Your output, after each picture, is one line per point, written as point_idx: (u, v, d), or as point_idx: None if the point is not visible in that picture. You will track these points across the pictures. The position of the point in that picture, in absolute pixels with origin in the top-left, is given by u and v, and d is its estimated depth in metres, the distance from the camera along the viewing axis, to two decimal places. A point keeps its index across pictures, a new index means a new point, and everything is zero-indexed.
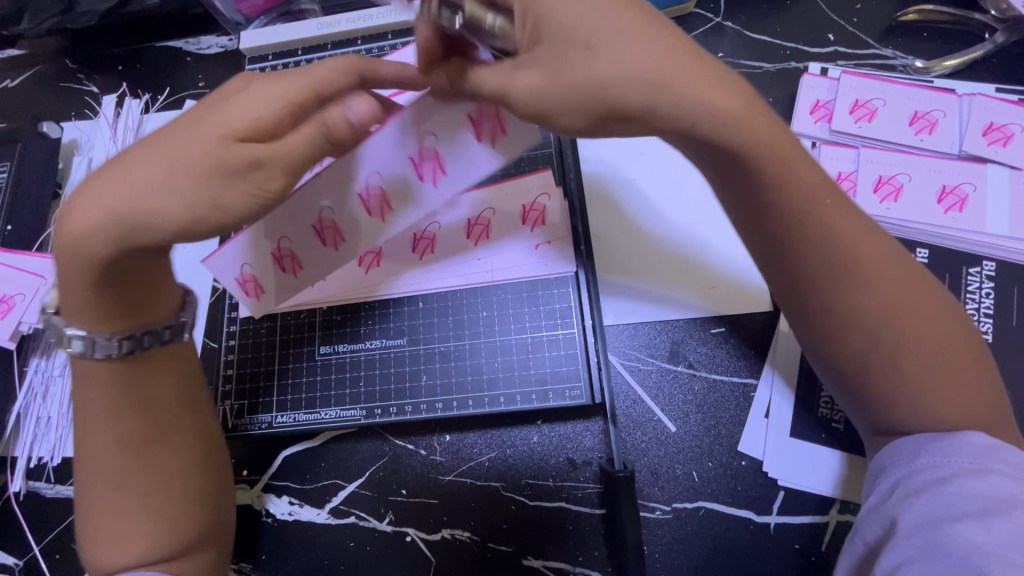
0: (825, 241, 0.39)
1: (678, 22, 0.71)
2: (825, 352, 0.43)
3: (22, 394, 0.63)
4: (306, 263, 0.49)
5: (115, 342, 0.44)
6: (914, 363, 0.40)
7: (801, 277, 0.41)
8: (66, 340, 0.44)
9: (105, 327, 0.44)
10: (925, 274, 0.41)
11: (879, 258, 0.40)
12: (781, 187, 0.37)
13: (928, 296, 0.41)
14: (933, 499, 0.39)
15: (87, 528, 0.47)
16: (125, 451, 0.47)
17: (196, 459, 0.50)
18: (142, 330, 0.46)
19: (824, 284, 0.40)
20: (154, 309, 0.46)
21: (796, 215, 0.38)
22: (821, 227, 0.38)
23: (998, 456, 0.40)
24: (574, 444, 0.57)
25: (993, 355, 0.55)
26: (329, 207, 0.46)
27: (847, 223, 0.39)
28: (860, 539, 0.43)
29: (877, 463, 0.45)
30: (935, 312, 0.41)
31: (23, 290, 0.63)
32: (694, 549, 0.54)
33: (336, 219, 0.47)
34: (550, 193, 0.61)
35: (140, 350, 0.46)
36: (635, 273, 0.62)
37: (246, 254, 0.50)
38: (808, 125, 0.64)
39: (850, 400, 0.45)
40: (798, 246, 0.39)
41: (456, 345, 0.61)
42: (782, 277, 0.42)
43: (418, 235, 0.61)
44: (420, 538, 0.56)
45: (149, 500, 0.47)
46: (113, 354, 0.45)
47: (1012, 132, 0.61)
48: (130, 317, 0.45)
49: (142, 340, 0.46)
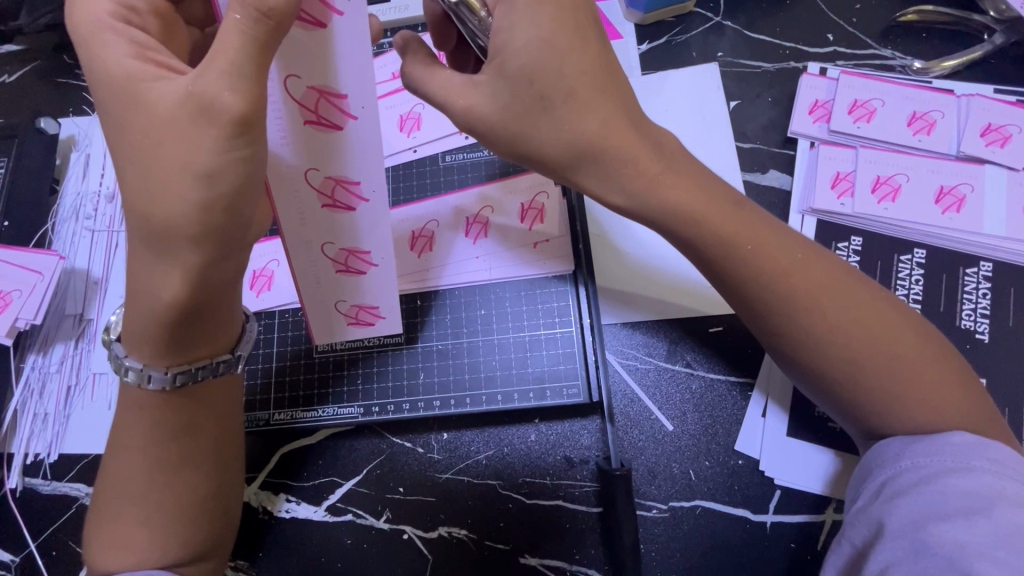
0: (768, 273, 0.44)
1: (678, 21, 0.71)
2: (812, 364, 0.44)
3: (19, 390, 0.63)
4: (345, 242, 0.49)
5: (170, 376, 0.45)
6: (878, 365, 0.43)
7: (762, 300, 0.44)
8: (123, 369, 0.45)
9: (161, 361, 0.45)
10: (867, 281, 0.46)
11: (821, 279, 0.44)
12: (707, 231, 0.44)
13: (877, 302, 0.44)
14: (917, 499, 0.40)
15: (99, 527, 0.47)
16: (153, 469, 0.47)
17: (218, 481, 0.50)
18: (199, 364, 0.46)
19: (773, 302, 0.44)
20: (214, 342, 0.47)
21: (729, 240, 0.44)
22: (758, 259, 0.44)
23: (979, 453, 0.40)
24: (571, 442, 0.57)
25: (986, 355, 0.56)
26: (318, 171, 0.44)
27: (782, 254, 0.44)
28: (847, 541, 0.43)
29: (865, 465, 0.45)
30: (889, 318, 0.44)
31: (19, 286, 0.63)
32: (691, 547, 0.53)
33: (339, 174, 0.44)
34: (548, 191, 0.64)
35: (193, 383, 0.46)
36: (629, 277, 0.62)
37: (323, 319, 0.55)
38: (807, 125, 0.64)
39: (840, 407, 0.45)
40: (750, 280, 0.44)
41: (454, 344, 0.61)
42: (749, 305, 0.45)
43: (417, 234, 0.64)
44: (417, 536, 0.56)
45: (163, 513, 0.47)
46: (168, 386, 0.45)
47: (1010, 133, 0.61)
48: (186, 351, 0.45)
49: (196, 374, 0.46)
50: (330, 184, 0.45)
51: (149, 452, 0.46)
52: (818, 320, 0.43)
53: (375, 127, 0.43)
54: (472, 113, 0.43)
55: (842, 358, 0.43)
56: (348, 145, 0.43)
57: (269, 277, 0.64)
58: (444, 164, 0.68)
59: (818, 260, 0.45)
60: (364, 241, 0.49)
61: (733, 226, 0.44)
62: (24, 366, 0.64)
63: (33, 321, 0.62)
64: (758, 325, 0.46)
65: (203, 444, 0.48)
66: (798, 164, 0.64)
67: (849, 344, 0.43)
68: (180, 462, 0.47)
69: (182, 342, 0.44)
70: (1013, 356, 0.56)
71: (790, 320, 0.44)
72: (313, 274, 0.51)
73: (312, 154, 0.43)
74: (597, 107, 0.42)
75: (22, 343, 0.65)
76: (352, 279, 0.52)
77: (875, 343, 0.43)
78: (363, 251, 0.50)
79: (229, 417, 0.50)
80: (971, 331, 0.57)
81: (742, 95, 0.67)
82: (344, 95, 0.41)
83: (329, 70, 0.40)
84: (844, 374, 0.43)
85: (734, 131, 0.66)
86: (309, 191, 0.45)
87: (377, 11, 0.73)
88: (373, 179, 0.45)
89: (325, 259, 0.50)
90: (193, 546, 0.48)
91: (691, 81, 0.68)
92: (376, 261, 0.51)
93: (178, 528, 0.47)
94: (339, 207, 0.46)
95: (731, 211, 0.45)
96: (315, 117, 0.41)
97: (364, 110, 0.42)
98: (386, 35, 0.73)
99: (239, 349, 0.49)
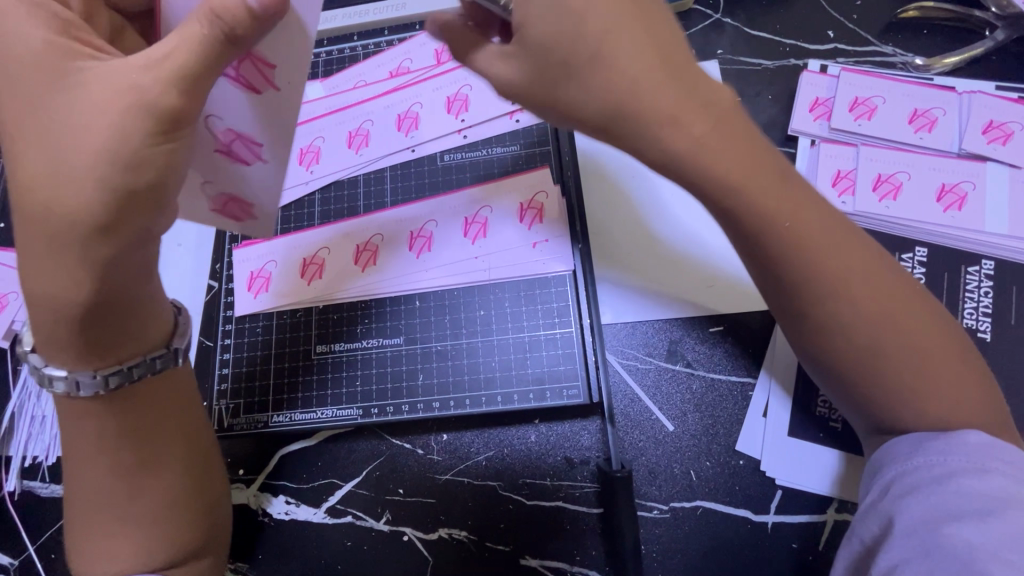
0: (804, 264, 0.42)
1: (677, 18, 0.70)
2: (830, 360, 0.44)
3: (16, 394, 0.63)
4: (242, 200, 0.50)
5: (101, 379, 0.44)
6: (897, 362, 0.42)
7: (798, 294, 0.43)
8: (49, 380, 0.44)
9: (88, 365, 0.44)
10: (905, 277, 0.44)
11: (856, 270, 0.42)
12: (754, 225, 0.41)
13: (906, 297, 0.43)
14: (929, 498, 0.39)
15: (82, 539, 0.47)
16: (119, 476, 0.46)
17: (193, 480, 0.50)
18: (131, 362, 0.45)
19: (809, 294, 0.42)
20: (143, 337, 0.46)
21: (767, 228, 0.41)
22: (800, 250, 0.42)
23: (994, 455, 0.40)
24: (572, 443, 0.57)
25: (988, 355, 0.55)
26: (225, 119, 0.44)
27: (822, 241, 0.42)
28: (856, 536, 0.43)
29: (876, 460, 0.45)
30: (918, 320, 0.43)
31: (14, 289, 0.65)
32: (691, 548, 0.53)
33: (241, 131, 0.45)
34: (547, 191, 0.63)
35: (129, 383, 0.45)
36: (636, 271, 0.62)
37: (326, 261, 0.64)
38: (808, 123, 0.64)
39: (851, 403, 0.45)
40: (790, 269, 0.42)
41: (453, 344, 0.61)
42: (779, 291, 0.44)
43: (415, 233, 0.64)
44: (417, 537, 0.56)
45: (144, 517, 0.47)
46: (101, 391, 0.44)
47: (1011, 130, 0.61)
48: (114, 351, 0.44)
49: (131, 373, 0.45)
50: (229, 134, 0.45)
51: (115, 459, 0.46)
52: (846, 315, 0.42)
53: (294, 106, 0.42)
54: (502, 83, 0.43)
55: (861, 350, 0.42)
56: (248, 109, 0.43)
57: (267, 278, 0.64)
58: (442, 164, 0.68)
59: (855, 243, 0.43)
60: (245, 194, 0.49)
61: (775, 201, 0.41)
62: (20, 369, 0.63)
63: (29, 324, 0.64)
64: (786, 314, 0.44)
65: (169, 443, 0.48)
66: (798, 161, 0.63)
67: (873, 339, 0.42)
68: (144, 466, 0.47)
69: (108, 339, 0.43)
70: (1016, 355, 0.55)
71: (821, 311, 0.42)
72: (198, 209, 0.52)
73: (229, 108, 0.43)
74: None
75: (19, 345, 0.64)
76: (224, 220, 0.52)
77: (901, 340, 0.42)
78: (245, 202, 0.50)
79: (184, 412, 0.50)
80: (973, 329, 0.56)
81: (741, 92, 0.67)
82: (273, 66, 0.41)
83: (271, 43, 0.40)
84: (863, 368, 0.43)
85: None
86: (206, 133, 0.45)
87: (374, 9, 0.73)
88: (269, 138, 0.45)
89: (200, 197, 0.50)
90: (185, 545, 0.48)
91: None
92: (258, 216, 0.51)
93: (165, 524, 0.47)
94: (232, 158, 0.46)
95: (782, 201, 0.42)
96: (236, 74, 0.42)
97: (290, 86, 0.42)
98: (384, 33, 0.73)
99: (174, 342, 0.49)
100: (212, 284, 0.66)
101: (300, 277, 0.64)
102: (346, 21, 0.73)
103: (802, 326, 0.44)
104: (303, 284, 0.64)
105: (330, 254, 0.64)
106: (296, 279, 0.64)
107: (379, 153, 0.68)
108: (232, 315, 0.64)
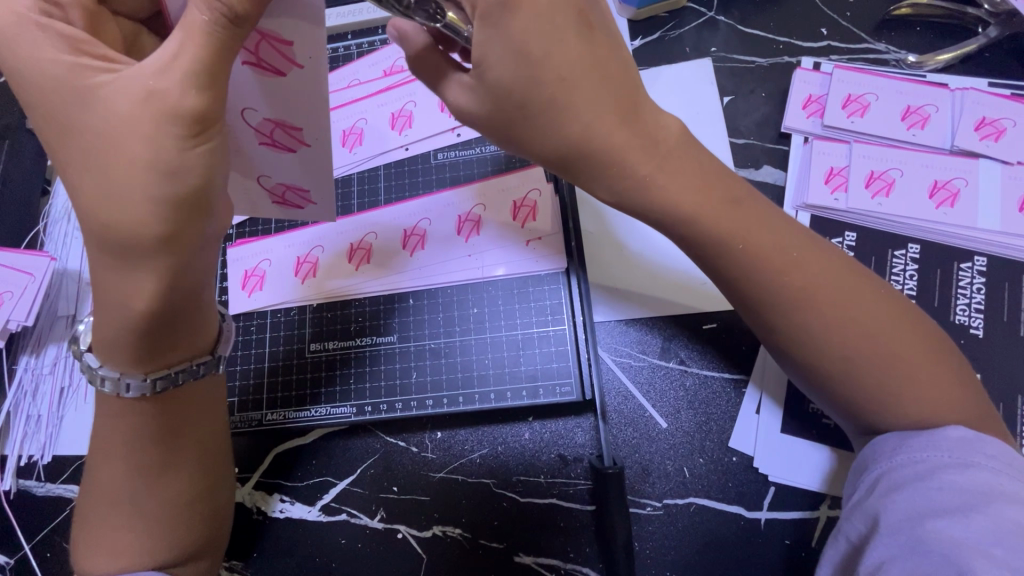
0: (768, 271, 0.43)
1: (670, 16, 0.70)
2: (808, 363, 0.44)
3: (12, 393, 0.63)
4: (303, 187, 0.50)
5: (149, 382, 0.45)
6: (870, 364, 0.42)
7: (768, 305, 0.44)
8: (98, 379, 0.45)
9: (139, 368, 0.44)
10: (878, 281, 0.45)
11: (819, 274, 0.43)
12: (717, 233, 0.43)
13: (879, 299, 0.44)
14: (913, 494, 0.39)
15: (83, 538, 0.47)
16: (118, 479, 0.46)
17: (197, 485, 0.49)
18: (179, 367, 0.46)
19: (778, 303, 0.43)
20: (191, 344, 0.46)
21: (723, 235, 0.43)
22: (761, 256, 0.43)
23: (977, 449, 0.40)
24: (565, 440, 0.57)
25: (980, 351, 0.55)
26: (254, 110, 0.43)
27: (777, 249, 0.43)
28: (843, 536, 0.43)
29: (861, 459, 0.45)
30: (895, 320, 0.43)
31: (10, 288, 0.63)
32: (685, 545, 0.53)
33: (277, 118, 0.44)
34: (541, 188, 0.63)
35: (174, 387, 0.46)
36: (630, 268, 0.62)
37: (326, 258, 0.64)
38: (801, 120, 0.64)
39: (834, 406, 0.45)
40: (751, 275, 0.43)
41: (446, 342, 0.61)
42: (745, 299, 0.45)
43: (409, 231, 0.64)
44: (412, 535, 0.56)
45: (141, 519, 0.47)
46: (147, 394, 0.45)
47: (1004, 127, 0.61)
48: (165, 355, 0.45)
49: (177, 378, 0.46)
50: (270, 125, 0.45)
51: (113, 458, 0.46)
52: (817, 318, 0.43)
53: (323, 79, 0.42)
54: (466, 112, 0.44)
55: (837, 351, 0.43)
56: (280, 93, 0.43)
57: (261, 276, 0.64)
58: (436, 162, 0.68)
59: (814, 250, 0.44)
60: (301, 178, 0.50)
61: (728, 219, 0.43)
62: (17, 368, 0.64)
63: (24, 323, 0.62)
64: (755, 321, 0.45)
65: (178, 447, 0.48)
66: (792, 159, 0.63)
67: (846, 342, 0.42)
68: (164, 466, 0.47)
69: (160, 344, 0.44)
70: (1008, 352, 0.55)
71: (790, 318, 0.43)
72: (248, 199, 0.52)
73: (256, 99, 0.43)
74: (589, 103, 0.41)
75: (15, 344, 0.65)
76: (289, 211, 0.53)
77: (875, 340, 0.42)
78: (300, 188, 0.51)
79: (212, 417, 0.50)
80: (966, 326, 0.56)
81: (735, 90, 0.67)
82: (290, 43, 0.40)
83: (282, 23, 0.39)
84: (842, 374, 0.43)
85: (728, 127, 0.65)
86: (248, 129, 0.45)
87: (368, 9, 0.73)
88: (313, 118, 0.44)
89: (262, 190, 0.51)
90: (185, 546, 0.48)
91: (685, 77, 0.67)
92: (314, 200, 0.52)
93: (170, 524, 0.47)
94: (279, 147, 0.46)
95: (736, 211, 0.44)
96: (255, 60, 0.41)
97: (312, 59, 0.41)
98: (378, 32, 0.73)
99: (218, 350, 0.49)
100: None
101: (302, 279, 0.64)
102: (341, 19, 0.73)
103: (775, 334, 0.45)
104: (308, 284, 0.64)
105: (325, 252, 0.64)
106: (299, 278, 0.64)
107: (373, 152, 0.68)
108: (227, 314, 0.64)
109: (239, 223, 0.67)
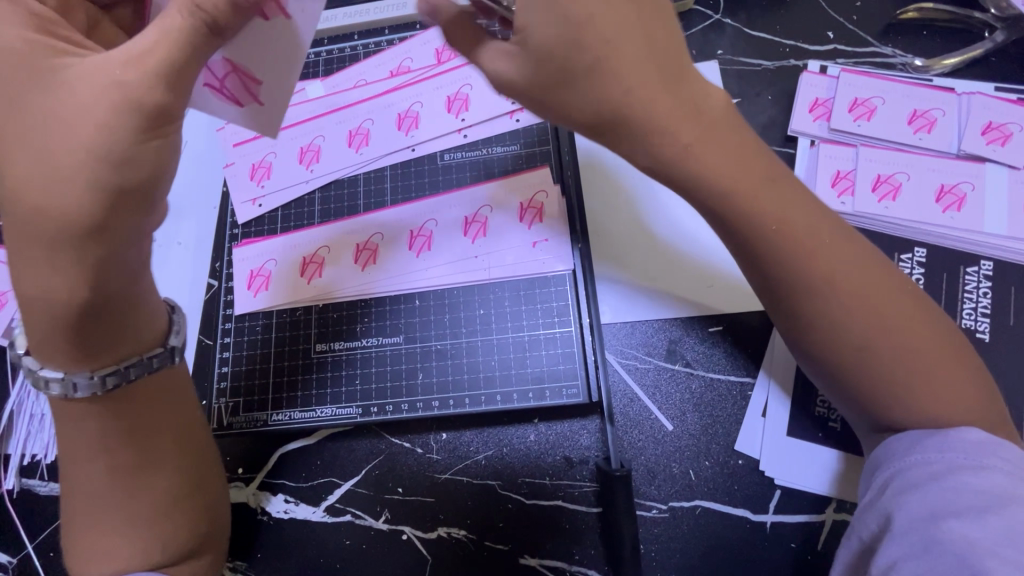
0: (802, 262, 0.42)
1: (677, 19, 0.70)
2: (827, 355, 0.44)
3: (15, 391, 0.63)
4: (257, 78, 0.45)
5: (98, 380, 0.44)
6: (897, 365, 0.42)
7: (793, 291, 0.43)
8: (45, 383, 0.44)
9: (84, 366, 0.44)
10: (912, 290, 0.44)
11: (852, 269, 0.43)
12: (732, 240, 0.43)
13: (906, 303, 0.43)
14: (927, 496, 0.39)
15: (78, 539, 0.47)
16: (111, 479, 0.46)
17: (190, 484, 0.50)
18: (129, 362, 0.45)
19: (808, 304, 0.43)
20: (140, 336, 0.46)
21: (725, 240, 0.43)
22: (791, 243, 0.42)
23: (992, 452, 0.40)
24: (571, 442, 0.57)
25: (987, 355, 0.56)
26: None
27: (813, 237, 0.43)
28: (855, 535, 0.43)
29: (875, 457, 0.45)
30: (917, 325, 0.43)
31: None
32: (691, 547, 0.53)
33: None
34: (548, 190, 0.63)
35: (127, 383, 0.45)
36: (637, 271, 0.61)
37: (332, 257, 0.64)
38: (807, 124, 0.64)
39: (846, 399, 0.45)
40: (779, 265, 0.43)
41: (453, 343, 0.61)
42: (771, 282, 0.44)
43: (415, 233, 0.64)
44: (417, 536, 0.56)
45: (131, 519, 0.47)
46: (99, 391, 0.44)
47: (1010, 131, 0.61)
48: (109, 351, 0.44)
49: (128, 373, 0.45)
50: (225, 67, 0.45)
51: (114, 459, 0.46)
52: (843, 314, 0.42)
53: None
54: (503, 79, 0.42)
55: (857, 349, 0.43)
56: None
57: (267, 277, 0.64)
58: (443, 163, 0.68)
59: (852, 246, 0.44)
60: (256, 69, 0.45)
61: (766, 200, 0.42)
62: (19, 367, 0.64)
63: None
64: (781, 305, 0.45)
65: (161, 445, 0.48)
66: (798, 161, 0.63)
67: (870, 339, 0.42)
68: (152, 464, 0.47)
69: (98, 342, 0.43)
70: (1015, 356, 0.55)
71: (815, 311, 0.43)
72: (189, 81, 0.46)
73: None
74: (594, 108, 0.41)
75: None
76: (223, 104, 0.47)
77: (896, 341, 0.42)
78: (252, 81, 0.46)
79: (184, 413, 0.50)
80: (972, 330, 0.56)
81: (741, 93, 0.67)
82: None
83: None
84: (864, 372, 0.43)
85: None
86: None
87: (375, 10, 0.73)
88: None
89: (202, 72, 0.45)
90: (181, 543, 0.48)
91: None
92: (262, 101, 0.47)
93: (167, 522, 0.48)
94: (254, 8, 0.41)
95: (775, 201, 0.42)
96: None
97: None
98: (385, 33, 0.73)
99: (170, 341, 0.48)
100: (212, 283, 0.66)
101: (307, 278, 0.64)
102: (347, 20, 0.73)
103: (799, 325, 0.44)
104: (312, 283, 0.64)
105: (330, 251, 0.64)
106: (303, 277, 0.64)
107: (379, 152, 0.68)
108: (232, 314, 0.64)
109: (245, 223, 0.67)
